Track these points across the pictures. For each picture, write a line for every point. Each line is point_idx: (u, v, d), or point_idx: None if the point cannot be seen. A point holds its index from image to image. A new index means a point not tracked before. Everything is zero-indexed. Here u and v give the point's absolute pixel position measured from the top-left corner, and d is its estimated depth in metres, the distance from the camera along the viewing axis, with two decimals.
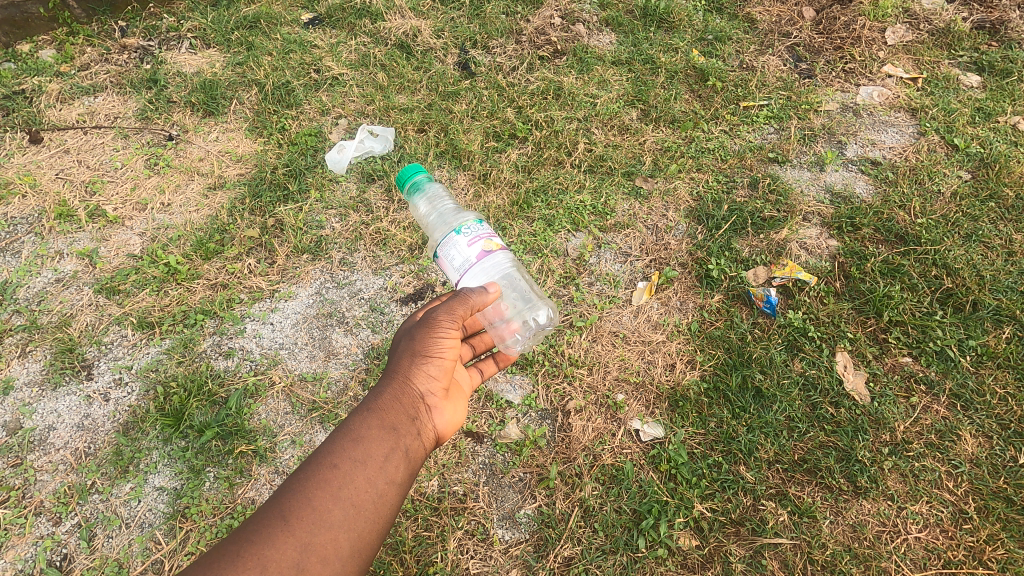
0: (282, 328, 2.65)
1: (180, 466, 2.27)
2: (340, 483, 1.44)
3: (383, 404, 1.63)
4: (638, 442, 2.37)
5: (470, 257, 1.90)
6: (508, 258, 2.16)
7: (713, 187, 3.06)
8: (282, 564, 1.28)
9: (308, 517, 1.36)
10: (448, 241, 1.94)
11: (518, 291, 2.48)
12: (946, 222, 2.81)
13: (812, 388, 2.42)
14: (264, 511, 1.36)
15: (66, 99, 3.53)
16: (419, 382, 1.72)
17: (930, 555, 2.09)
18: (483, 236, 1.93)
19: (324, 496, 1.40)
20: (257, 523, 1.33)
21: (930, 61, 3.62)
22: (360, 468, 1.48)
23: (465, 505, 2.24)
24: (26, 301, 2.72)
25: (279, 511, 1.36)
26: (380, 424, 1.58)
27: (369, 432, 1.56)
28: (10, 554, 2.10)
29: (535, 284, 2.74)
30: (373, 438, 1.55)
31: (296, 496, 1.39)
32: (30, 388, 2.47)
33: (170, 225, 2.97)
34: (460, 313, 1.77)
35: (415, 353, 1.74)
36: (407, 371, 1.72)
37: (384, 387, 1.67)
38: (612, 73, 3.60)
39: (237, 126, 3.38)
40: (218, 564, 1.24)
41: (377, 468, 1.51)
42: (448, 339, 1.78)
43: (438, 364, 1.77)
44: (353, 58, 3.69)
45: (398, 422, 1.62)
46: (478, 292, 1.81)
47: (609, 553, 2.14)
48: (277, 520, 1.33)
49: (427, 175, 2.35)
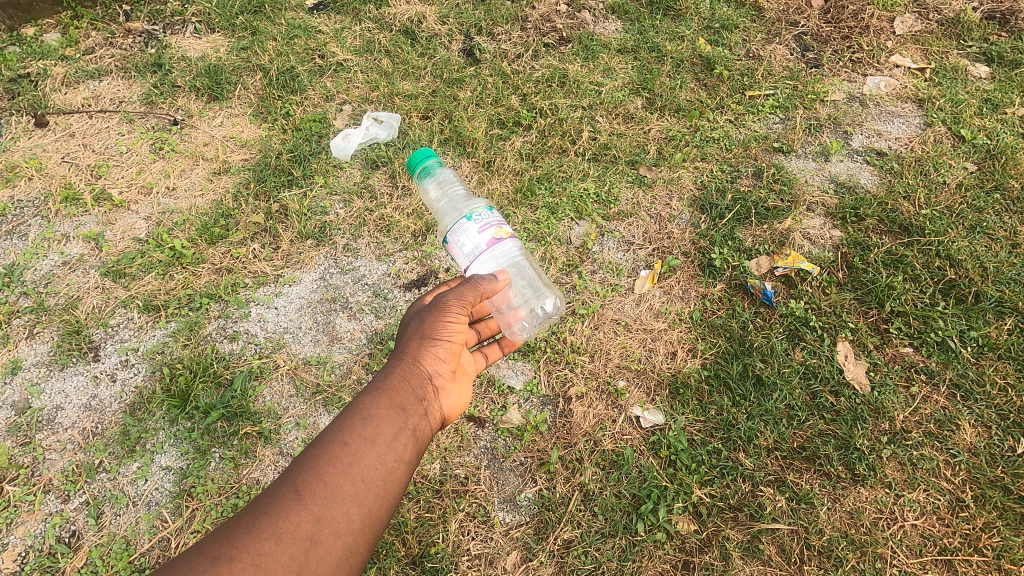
0: (286, 312, 2.67)
1: (186, 446, 2.31)
2: (352, 459, 1.45)
3: (392, 385, 1.65)
4: (638, 428, 2.39)
5: (480, 245, 1.89)
6: (517, 247, 2.15)
7: (717, 177, 3.06)
8: (296, 535, 1.29)
9: (320, 492, 1.37)
10: (458, 227, 1.91)
11: (527, 280, 2.48)
12: (950, 214, 2.81)
13: (812, 377, 2.44)
14: (276, 486, 1.38)
15: (71, 82, 3.53)
16: (427, 364, 1.75)
17: (926, 542, 2.12)
18: (494, 223, 1.92)
19: (336, 472, 1.42)
20: (270, 497, 1.35)
21: (940, 51, 3.58)
22: (370, 445, 1.50)
23: (466, 488, 2.27)
24: (33, 283, 2.75)
25: (292, 486, 1.37)
26: (389, 404, 1.60)
27: (378, 411, 1.58)
28: (20, 530, 2.14)
29: (544, 275, 2.74)
30: (383, 417, 1.57)
31: (309, 472, 1.40)
32: (38, 369, 2.50)
33: (175, 209, 2.99)
34: (470, 299, 1.80)
35: (423, 336, 1.78)
36: (416, 353, 1.75)
37: (392, 370, 1.70)
38: (618, 61, 3.58)
39: (242, 111, 3.38)
40: (233, 536, 1.26)
41: (386, 446, 1.53)
42: (455, 323, 1.81)
43: (445, 347, 1.80)
44: (357, 43, 3.68)
45: (407, 403, 1.64)
46: (487, 279, 1.82)
47: (608, 536, 2.17)
48: (290, 494, 1.35)
49: (438, 160, 2.31)
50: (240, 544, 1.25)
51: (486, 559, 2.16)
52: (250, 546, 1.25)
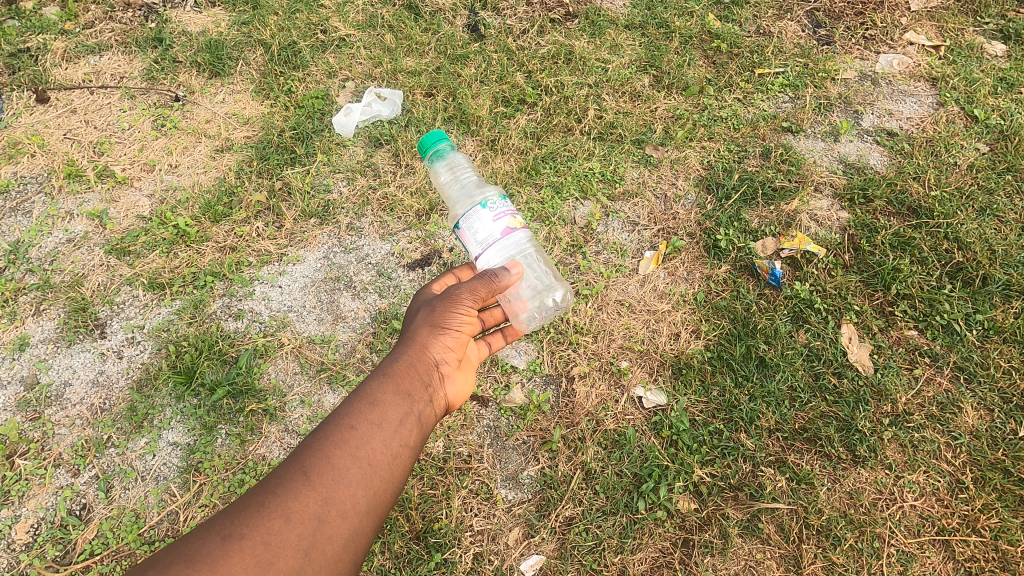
0: (290, 292, 2.67)
1: (192, 422, 2.33)
2: (359, 443, 1.46)
3: (398, 370, 1.66)
4: (640, 408, 2.41)
5: (494, 233, 1.87)
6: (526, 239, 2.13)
7: (725, 156, 3.03)
8: (305, 515, 1.31)
9: (328, 474, 1.39)
10: (473, 214, 1.89)
11: (536, 273, 2.46)
12: (960, 195, 2.77)
13: (815, 359, 2.43)
14: (285, 468, 1.39)
15: (72, 58, 3.49)
16: (435, 352, 1.76)
17: (924, 523, 2.13)
18: (508, 212, 1.90)
19: (343, 455, 1.43)
20: (280, 477, 1.36)
21: (955, 28, 3.50)
22: (377, 429, 1.51)
23: (470, 466, 2.30)
24: (38, 260, 2.75)
25: (300, 468, 1.39)
26: (395, 389, 1.61)
27: (384, 396, 1.58)
28: (32, 503, 2.18)
29: (553, 268, 2.70)
30: (389, 401, 1.57)
31: (317, 454, 1.42)
32: (46, 344, 2.52)
33: (178, 186, 2.98)
34: (482, 293, 1.81)
35: (433, 325, 1.78)
36: (424, 341, 1.76)
37: (400, 354, 1.71)
38: (625, 37, 3.52)
39: (244, 88, 3.35)
40: (245, 515, 1.28)
41: (392, 430, 1.53)
42: (465, 314, 1.82)
43: (453, 337, 1.80)
44: (359, 18, 3.62)
45: (413, 389, 1.65)
46: (501, 273, 1.82)
47: (609, 514, 2.19)
48: (299, 476, 1.37)
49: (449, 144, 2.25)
50: (252, 523, 1.27)
51: (488, 535, 2.19)
52: (259, 525, 1.27)
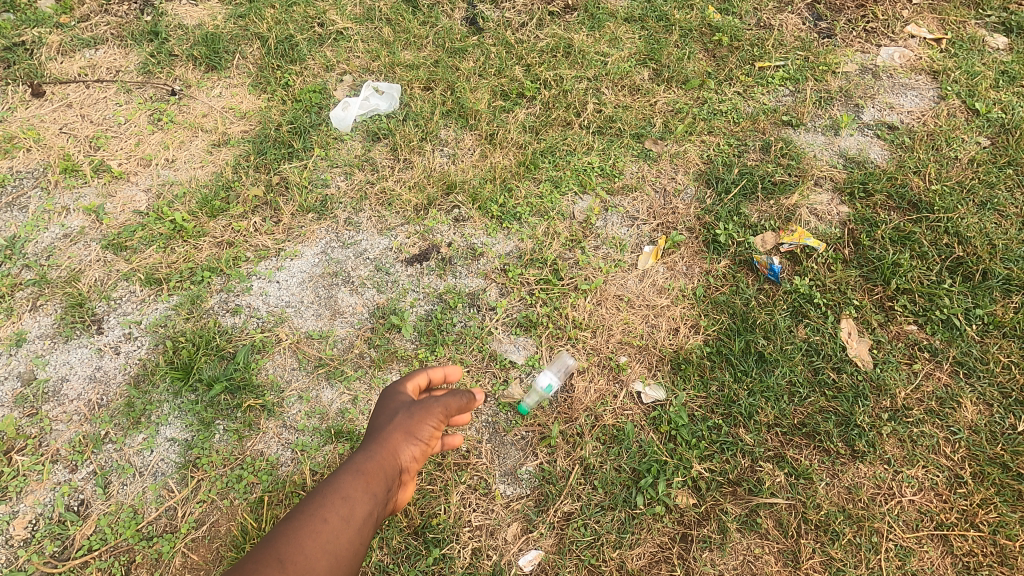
0: (288, 287, 2.66)
1: (191, 418, 2.33)
2: (331, 537, 1.17)
3: (381, 458, 1.40)
4: (639, 404, 2.40)
5: None
6: None
7: (724, 150, 3.01)
8: None
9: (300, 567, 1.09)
10: None
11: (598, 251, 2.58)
12: (961, 189, 2.76)
13: (814, 354, 2.43)
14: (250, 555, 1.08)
15: (67, 51, 3.46)
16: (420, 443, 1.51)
17: (923, 517, 2.13)
18: None
19: (314, 547, 1.14)
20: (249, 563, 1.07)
21: (956, 21, 3.48)
22: (350, 525, 1.22)
23: (468, 461, 2.29)
24: (34, 256, 2.73)
25: (272, 556, 1.08)
26: (374, 481, 1.33)
27: (362, 487, 1.30)
28: (29, 499, 2.17)
29: (553, 263, 2.70)
30: (367, 494, 1.29)
31: (285, 548, 1.10)
32: (42, 340, 2.51)
33: (175, 181, 2.96)
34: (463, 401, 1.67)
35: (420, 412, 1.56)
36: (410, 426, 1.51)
37: (362, 452, 1.41)
38: (624, 31, 3.50)
39: (240, 81, 3.33)
40: None
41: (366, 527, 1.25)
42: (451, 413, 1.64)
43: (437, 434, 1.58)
44: (357, 11, 3.60)
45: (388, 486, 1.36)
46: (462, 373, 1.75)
47: (607, 509, 2.19)
48: (271, 563, 1.07)
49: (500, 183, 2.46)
50: None
51: (486, 530, 2.18)
52: None
